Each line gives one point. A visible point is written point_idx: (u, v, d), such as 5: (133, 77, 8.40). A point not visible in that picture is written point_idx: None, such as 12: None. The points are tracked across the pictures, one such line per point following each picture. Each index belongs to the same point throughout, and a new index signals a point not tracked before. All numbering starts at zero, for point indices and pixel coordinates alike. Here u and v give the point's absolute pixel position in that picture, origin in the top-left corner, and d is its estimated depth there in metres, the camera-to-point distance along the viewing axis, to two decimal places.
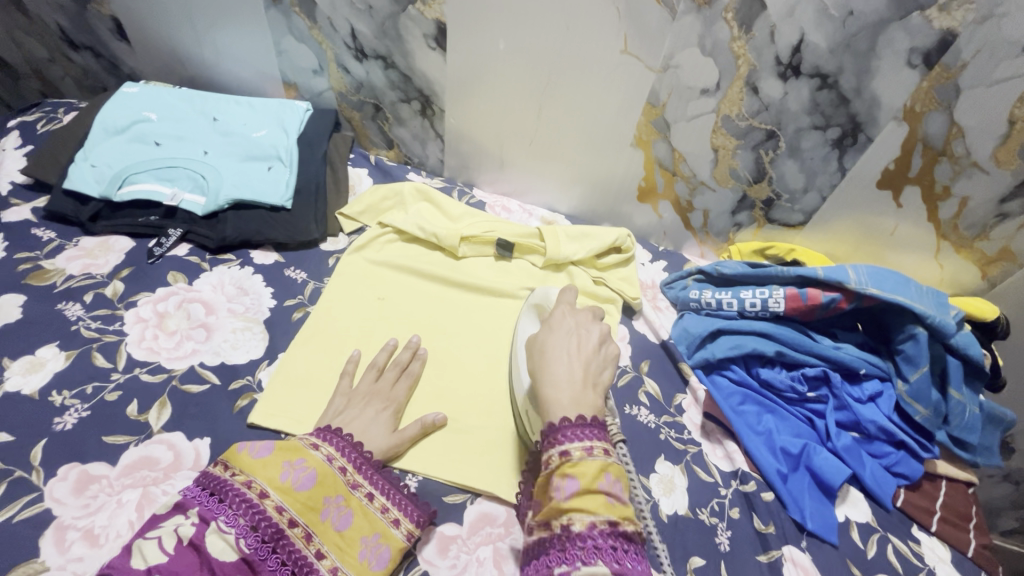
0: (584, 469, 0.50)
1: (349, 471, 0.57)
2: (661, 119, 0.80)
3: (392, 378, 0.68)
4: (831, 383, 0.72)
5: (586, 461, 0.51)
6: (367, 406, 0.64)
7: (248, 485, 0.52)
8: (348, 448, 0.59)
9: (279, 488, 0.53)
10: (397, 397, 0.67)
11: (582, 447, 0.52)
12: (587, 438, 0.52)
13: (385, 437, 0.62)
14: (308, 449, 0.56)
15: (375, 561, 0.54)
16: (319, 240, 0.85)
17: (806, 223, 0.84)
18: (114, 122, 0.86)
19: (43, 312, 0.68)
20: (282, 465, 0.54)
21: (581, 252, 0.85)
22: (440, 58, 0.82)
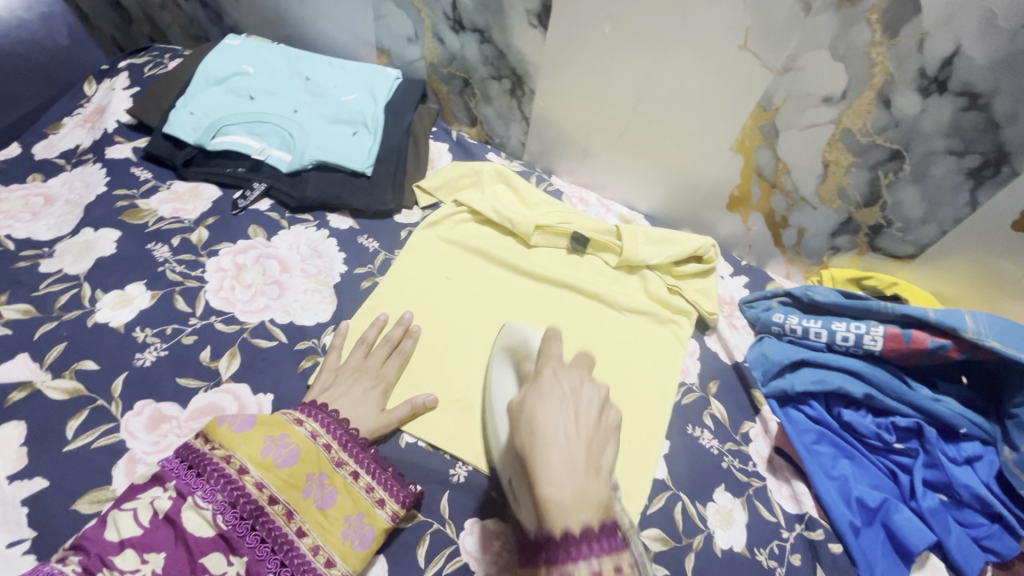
0: (571, 445, 0.44)
1: (333, 449, 0.56)
2: (770, 125, 0.73)
3: (382, 356, 0.67)
4: (924, 438, 0.66)
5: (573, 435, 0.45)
6: (354, 383, 0.63)
7: (227, 460, 0.52)
8: (334, 426, 0.57)
9: (260, 464, 0.52)
10: (386, 376, 0.65)
11: (572, 419, 0.46)
12: (575, 408, 0.47)
13: (371, 415, 0.61)
14: (291, 425, 0.55)
15: (358, 541, 0.53)
16: (394, 211, 0.84)
17: (917, 256, 0.76)
18: (216, 73, 0.88)
19: (134, 250, 0.70)
20: (264, 441, 0.53)
21: (658, 257, 0.80)
22: (540, 38, 0.79)
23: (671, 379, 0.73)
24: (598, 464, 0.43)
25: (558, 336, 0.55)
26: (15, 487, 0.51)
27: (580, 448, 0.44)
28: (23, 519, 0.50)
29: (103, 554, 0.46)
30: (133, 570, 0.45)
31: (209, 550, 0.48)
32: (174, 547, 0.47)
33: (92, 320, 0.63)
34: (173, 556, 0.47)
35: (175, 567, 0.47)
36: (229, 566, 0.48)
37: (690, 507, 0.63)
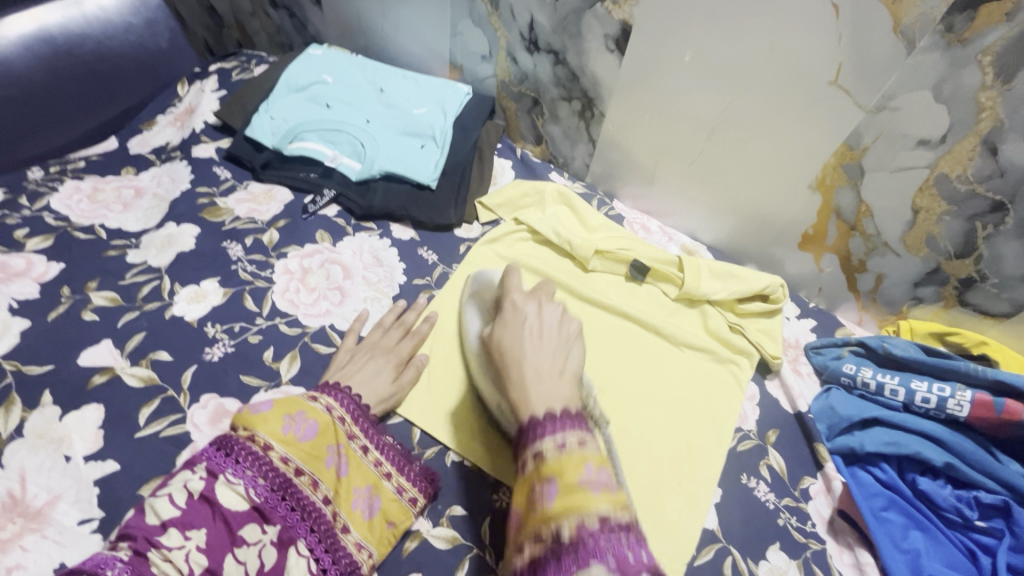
0: (563, 465, 0.43)
1: (346, 421, 0.58)
2: (856, 165, 0.69)
3: (397, 335, 0.68)
4: (1012, 518, 0.59)
5: (570, 455, 0.44)
6: (371, 359, 0.65)
7: (252, 438, 0.52)
8: (349, 403, 0.59)
9: (282, 441, 0.53)
10: (400, 352, 0.67)
11: (568, 440, 0.45)
12: (568, 431, 0.46)
13: (384, 386, 0.63)
14: (307, 401, 0.56)
15: (369, 510, 0.55)
16: (455, 225, 0.85)
17: (1013, 315, 0.70)
18: (297, 81, 0.92)
19: (211, 247, 0.74)
20: (283, 419, 0.54)
21: (721, 294, 0.77)
22: (616, 62, 0.78)
23: (728, 423, 0.70)
24: (597, 479, 0.42)
25: (517, 270, 0.67)
26: (90, 467, 0.54)
27: (571, 472, 0.42)
28: (94, 499, 0.52)
29: (149, 535, 0.45)
30: (179, 546, 0.45)
31: (245, 523, 0.49)
32: (214, 523, 0.47)
33: (169, 313, 0.66)
34: (213, 531, 0.47)
35: (217, 541, 0.47)
36: (263, 535, 0.49)
37: (740, 562, 0.59)
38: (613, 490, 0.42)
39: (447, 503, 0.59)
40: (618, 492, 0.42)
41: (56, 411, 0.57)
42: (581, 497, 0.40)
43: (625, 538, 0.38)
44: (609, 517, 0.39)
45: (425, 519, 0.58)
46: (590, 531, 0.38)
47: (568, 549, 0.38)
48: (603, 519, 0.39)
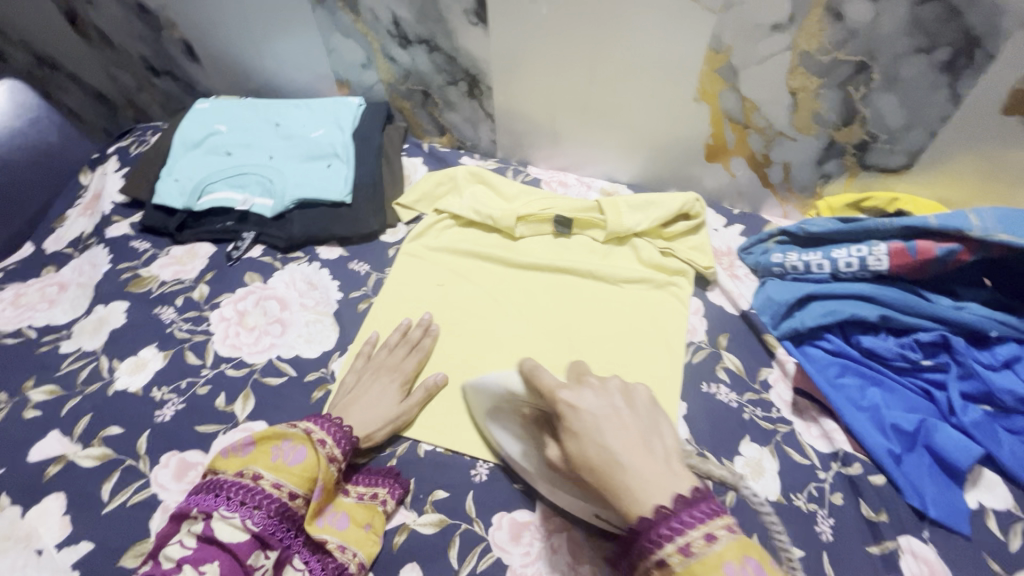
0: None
1: (328, 444, 0.55)
2: (727, 66, 0.72)
3: (401, 353, 0.70)
4: (953, 350, 0.63)
5: (705, 555, 0.37)
6: (376, 382, 0.66)
7: (242, 474, 0.51)
8: (335, 429, 0.57)
9: (272, 468, 0.52)
10: (404, 371, 0.68)
11: (715, 530, 0.38)
12: (688, 524, 0.38)
13: (391, 404, 0.64)
14: (287, 429, 0.54)
15: (340, 522, 0.55)
16: (379, 232, 0.86)
17: (911, 165, 0.73)
18: (191, 137, 0.92)
19: (143, 316, 0.74)
20: (269, 450, 0.53)
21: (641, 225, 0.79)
22: (483, 34, 0.80)
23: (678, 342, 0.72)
24: None
25: (541, 367, 0.50)
26: (64, 553, 0.54)
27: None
28: None
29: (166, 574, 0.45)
30: None
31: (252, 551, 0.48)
32: (225, 555, 0.47)
33: (112, 389, 0.66)
34: (225, 563, 0.47)
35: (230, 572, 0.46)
36: (269, 559, 0.49)
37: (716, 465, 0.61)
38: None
39: (429, 490, 0.60)
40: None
41: (18, 511, 0.57)
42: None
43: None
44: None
45: (410, 512, 0.59)
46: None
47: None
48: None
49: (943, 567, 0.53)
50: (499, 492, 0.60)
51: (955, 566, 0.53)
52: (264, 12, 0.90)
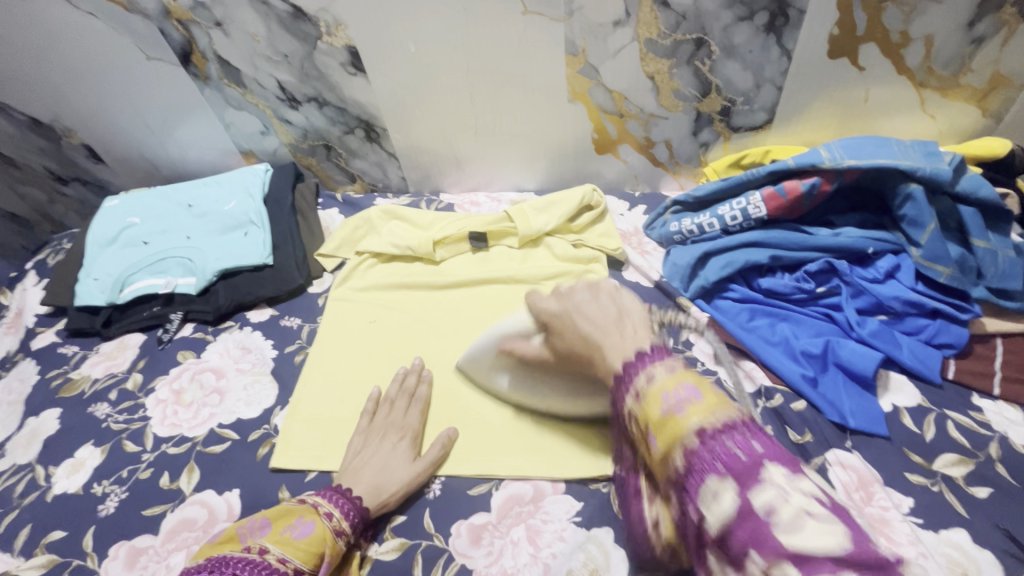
0: (644, 410, 0.39)
1: (335, 516, 0.56)
2: (587, 66, 0.78)
3: (403, 407, 0.68)
4: (840, 272, 0.68)
5: (647, 391, 0.39)
6: (383, 440, 0.64)
7: (249, 549, 0.52)
8: (344, 502, 0.57)
9: (280, 542, 0.53)
10: (413, 425, 0.66)
11: (657, 369, 0.40)
12: (638, 369, 0.41)
13: (404, 465, 0.62)
14: (301, 507, 0.57)
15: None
16: (306, 285, 0.88)
17: (772, 119, 0.81)
18: (104, 234, 0.91)
19: (77, 417, 0.73)
20: (281, 528, 0.54)
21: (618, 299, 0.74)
22: (365, 81, 0.84)
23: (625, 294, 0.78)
24: (675, 400, 0.37)
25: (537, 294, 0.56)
26: None
27: (653, 408, 0.38)
28: None
29: None
30: None
31: None
32: None
33: (50, 495, 0.65)
34: None
35: None
36: None
37: None
38: (701, 399, 0.37)
39: (388, 517, 0.61)
40: (706, 397, 0.37)
41: None
42: (672, 427, 0.37)
43: (729, 438, 0.35)
44: (704, 428, 0.35)
45: (371, 543, 0.59)
46: (698, 456, 0.35)
47: (691, 481, 0.36)
48: (701, 434, 0.35)
49: (868, 469, 0.56)
50: (454, 503, 0.61)
51: (881, 466, 0.57)
52: (155, 102, 0.93)
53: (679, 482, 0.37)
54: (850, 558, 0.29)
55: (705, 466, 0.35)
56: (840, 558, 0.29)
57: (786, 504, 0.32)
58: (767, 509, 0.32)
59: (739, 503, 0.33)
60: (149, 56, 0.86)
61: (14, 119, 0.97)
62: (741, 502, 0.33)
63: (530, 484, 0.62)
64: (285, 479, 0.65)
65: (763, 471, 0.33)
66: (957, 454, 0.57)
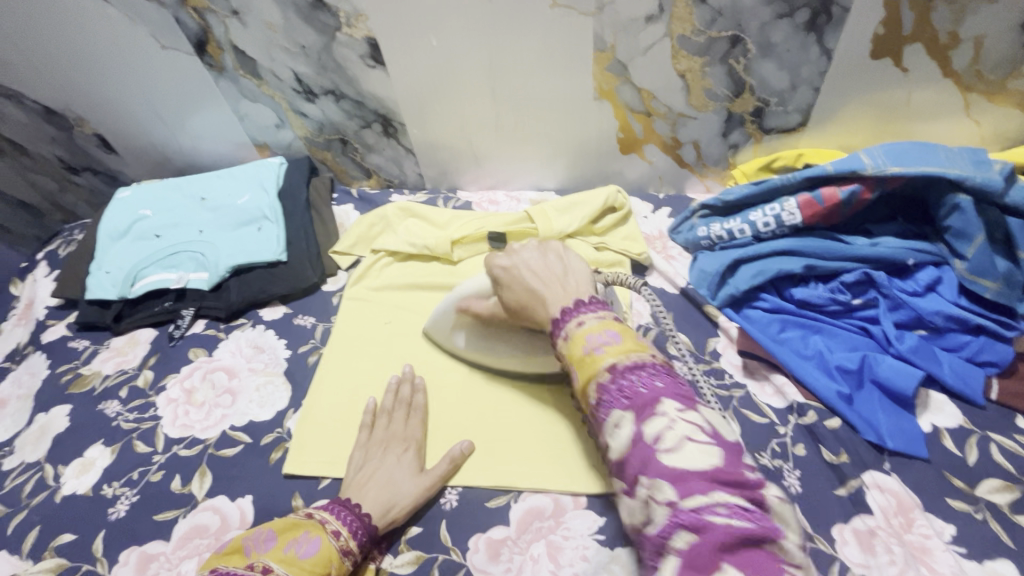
0: (571, 350, 0.47)
1: (343, 535, 0.53)
2: (616, 63, 0.75)
3: (403, 417, 0.65)
4: (878, 284, 0.65)
5: (576, 332, 0.48)
6: (387, 453, 0.62)
7: (252, 566, 0.49)
8: (352, 520, 0.55)
9: (283, 561, 0.50)
10: (415, 438, 0.64)
11: (589, 317, 0.48)
12: (570, 319, 0.49)
13: (410, 477, 0.60)
14: (307, 520, 0.54)
15: None
16: (320, 282, 0.86)
17: (806, 121, 0.77)
18: (116, 227, 0.90)
19: (87, 415, 0.72)
20: (285, 542, 0.52)
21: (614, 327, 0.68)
22: (384, 74, 0.82)
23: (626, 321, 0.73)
24: (598, 341, 0.46)
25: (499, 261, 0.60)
26: None
27: (578, 347, 0.47)
28: None
29: None
30: None
31: None
32: None
33: (59, 496, 0.64)
34: None
35: None
36: None
37: None
38: (619, 343, 0.45)
39: (403, 528, 0.59)
40: (624, 341, 0.45)
41: None
42: (591, 361, 0.45)
43: (637, 374, 0.42)
44: (616, 364, 0.43)
45: (385, 555, 0.57)
46: (606, 387, 0.43)
47: (599, 410, 0.43)
48: (613, 370, 0.43)
49: (908, 494, 0.54)
50: (472, 516, 0.59)
51: (920, 491, 0.54)
52: (169, 91, 0.91)
53: (593, 412, 0.44)
54: (720, 473, 0.36)
55: (611, 398, 0.42)
56: (713, 476, 0.36)
57: (671, 432, 0.38)
58: (657, 436, 0.39)
59: (634, 430, 0.40)
60: (164, 44, 0.84)
61: (27, 107, 0.95)
62: (635, 430, 0.40)
63: (550, 499, 0.60)
64: (298, 486, 0.64)
65: (658, 404, 0.40)
66: (1002, 480, 0.54)
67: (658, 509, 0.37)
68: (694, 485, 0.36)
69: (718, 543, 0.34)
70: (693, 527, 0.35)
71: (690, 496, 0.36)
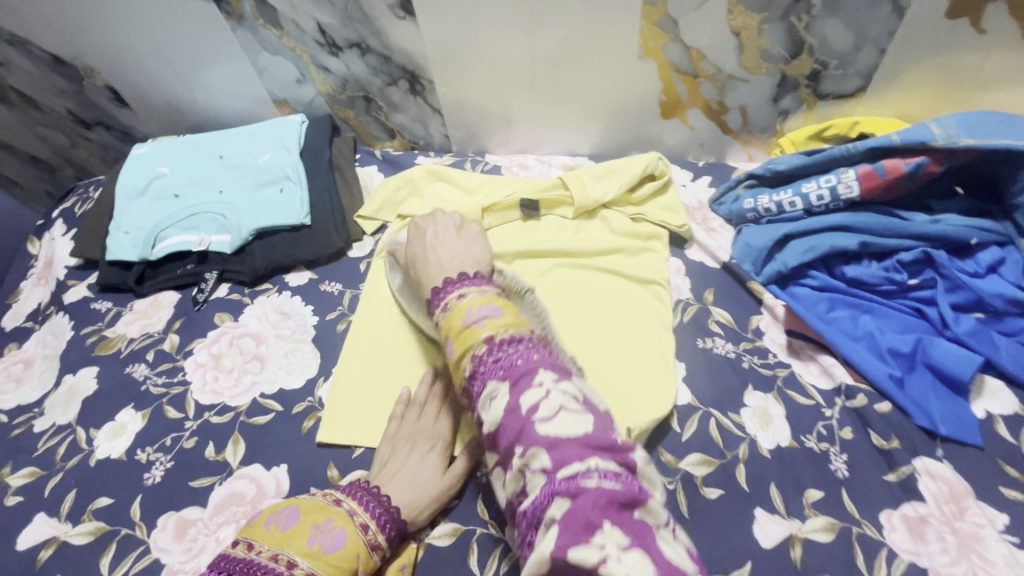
0: (450, 323, 0.50)
1: (371, 529, 0.50)
2: (665, 18, 0.70)
3: (433, 413, 0.62)
4: (936, 264, 0.62)
5: (458, 306, 0.51)
6: (412, 452, 0.59)
7: (276, 559, 0.45)
8: (380, 513, 0.52)
9: (308, 555, 0.46)
10: (444, 435, 0.60)
11: (468, 292, 0.52)
12: (449, 295, 0.53)
13: (437, 479, 0.57)
14: (332, 507, 0.50)
15: None
16: (345, 248, 0.83)
17: (867, 87, 0.72)
18: (134, 185, 0.87)
19: (115, 378, 0.71)
20: (309, 530, 0.48)
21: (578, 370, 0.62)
22: (413, 27, 0.76)
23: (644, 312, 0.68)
24: (478, 315, 0.48)
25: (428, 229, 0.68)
26: None
27: (458, 321, 0.49)
28: None
29: None
30: None
31: None
32: None
33: (93, 459, 0.64)
34: None
35: None
36: None
37: (723, 419, 0.59)
38: (498, 316, 0.48)
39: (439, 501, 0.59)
40: (503, 316, 0.48)
41: None
42: (469, 334, 0.47)
43: (514, 347, 0.44)
44: (492, 338, 0.45)
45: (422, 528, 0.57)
46: (480, 359, 0.44)
47: (474, 383, 0.44)
48: (489, 342, 0.45)
49: (960, 481, 0.53)
50: None
51: (972, 479, 0.53)
52: (185, 42, 0.86)
53: (465, 381, 0.46)
54: (593, 439, 0.37)
55: (486, 369, 0.44)
56: (584, 441, 0.37)
57: (548, 402, 0.39)
58: (530, 406, 0.40)
59: (510, 401, 0.41)
60: None
61: (35, 56, 0.91)
62: (511, 402, 0.41)
63: None
64: (332, 456, 0.63)
65: (535, 374, 0.41)
66: None
67: (534, 479, 0.37)
68: (569, 451, 0.37)
69: (592, 505, 0.34)
70: (567, 493, 0.35)
71: (567, 466, 0.36)
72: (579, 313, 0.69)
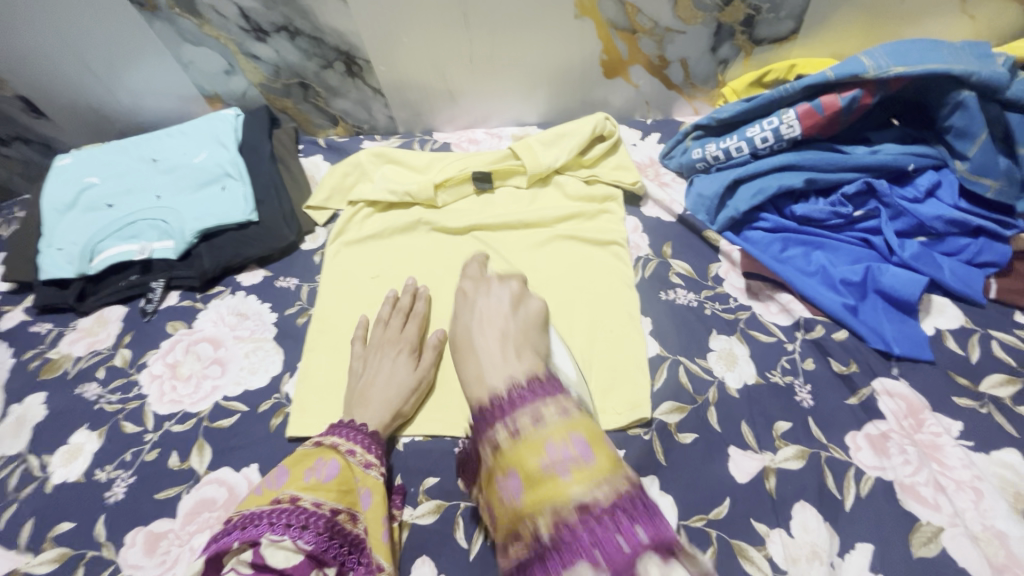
0: (518, 453, 0.42)
1: (358, 452, 0.54)
2: None
3: (400, 323, 0.66)
4: (879, 194, 0.64)
5: (529, 434, 0.43)
6: (383, 356, 0.63)
7: (278, 500, 0.49)
8: (361, 437, 0.55)
9: (309, 488, 0.50)
10: (409, 338, 0.65)
11: (546, 413, 0.44)
12: (529, 404, 0.45)
13: (409, 375, 0.61)
14: (318, 447, 0.53)
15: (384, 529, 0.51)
16: (297, 241, 0.80)
17: (800, 28, 0.73)
18: (62, 198, 0.81)
19: (65, 401, 0.68)
20: (302, 470, 0.51)
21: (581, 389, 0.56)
22: (341, 4, 0.73)
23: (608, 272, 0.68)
24: (561, 456, 0.40)
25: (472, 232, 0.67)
26: None
27: (534, 459, 0.41)
28: None
29: None
30: None
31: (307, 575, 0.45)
32: None
33: (50, 486, 0.61)
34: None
35: None
36: None
37: (691, 366, 0.60)
38: (589, 462, 0.39)
39: (419, 481, 0.59)
40: (595, 461, 0.39)
41: None
42: (552, 486, 0.39)
43: (613, 519, 0.36)
44: (588, 504, 0.37)
45: (404, 507, 0.57)
46: (566, 530, 0.36)
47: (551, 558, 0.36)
48: (581, 509, 0.37)
49: (916, 397, 0.55)
50: None
51: (928, 393, 0.55)
52: (97, 40, 0.81)
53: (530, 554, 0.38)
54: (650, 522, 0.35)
55: (569, 541, 0.36)
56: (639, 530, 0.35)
57: None
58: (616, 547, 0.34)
59: None
60: None
61: None
62: None
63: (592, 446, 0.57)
64: None
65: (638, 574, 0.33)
66: (1006, 374, 0.55)
67: None
68: None
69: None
70: None
71: (607, 522, 0.36)
72: (554, 276, 0.69)
